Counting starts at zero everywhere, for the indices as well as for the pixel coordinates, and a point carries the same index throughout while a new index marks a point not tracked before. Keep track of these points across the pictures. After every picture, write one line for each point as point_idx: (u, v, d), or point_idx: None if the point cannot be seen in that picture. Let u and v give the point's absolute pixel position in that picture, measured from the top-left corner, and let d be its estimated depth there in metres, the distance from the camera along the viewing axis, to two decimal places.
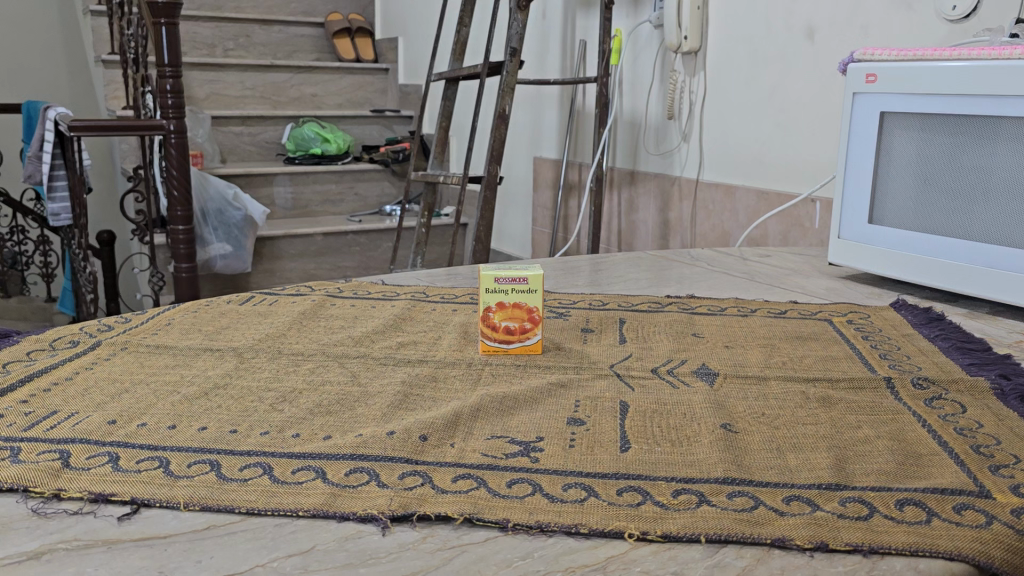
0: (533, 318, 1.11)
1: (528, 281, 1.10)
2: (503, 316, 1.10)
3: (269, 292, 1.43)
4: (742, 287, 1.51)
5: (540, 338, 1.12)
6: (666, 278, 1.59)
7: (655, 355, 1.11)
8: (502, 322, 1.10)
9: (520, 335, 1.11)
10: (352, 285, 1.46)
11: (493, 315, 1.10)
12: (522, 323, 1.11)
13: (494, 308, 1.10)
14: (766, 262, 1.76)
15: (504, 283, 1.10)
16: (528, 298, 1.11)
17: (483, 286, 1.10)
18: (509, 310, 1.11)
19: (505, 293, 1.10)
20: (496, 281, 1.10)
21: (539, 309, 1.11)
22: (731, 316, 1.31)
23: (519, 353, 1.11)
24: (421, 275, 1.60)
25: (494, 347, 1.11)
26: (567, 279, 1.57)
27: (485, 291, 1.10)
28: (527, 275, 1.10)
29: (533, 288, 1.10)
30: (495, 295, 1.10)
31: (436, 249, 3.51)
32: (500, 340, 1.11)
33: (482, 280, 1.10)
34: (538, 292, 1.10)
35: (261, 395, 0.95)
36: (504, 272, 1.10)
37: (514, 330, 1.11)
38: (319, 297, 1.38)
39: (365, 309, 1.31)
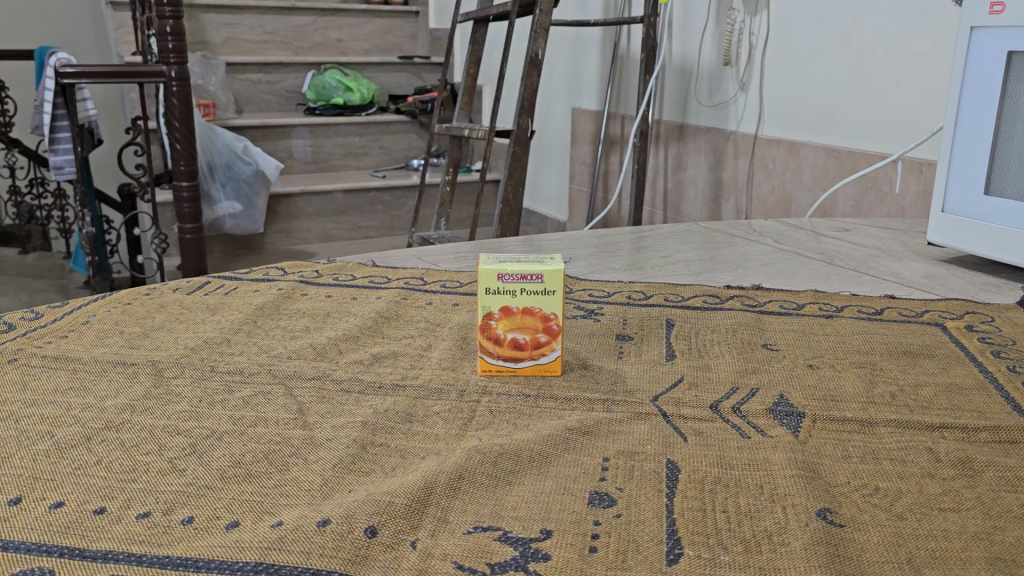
0: (547, 330, 0.82)
1: (543, 282, 0.80)
2: (510, 327, 0.82)
3: (231, 274, 1.16)
4: (821, 274, 1.20)
5: (560, 355, 0.83)
6: (724, 260, 1.28)
7: (714, 381, 0.82)
8: (508, 333, 0.82)
9: (532, 350, 0.82)
10: (334, 268, 1.18)
11: (496, 324, 0.82)
12: (534, 338, 0.82)
13: (498, 315, 0.82)
14: (848, 238, 1.44)
15: (510, 283, 0.81)
16: (543, 303, 0.81)
17: (483, 286, 0.81)
18: (517, 320, 0.82)
19: (512, 296, 0.81)
20: (500, 280, 0.80)
21: (558, 318, 0.81)
22: (812, 319, 1.01)
23: (531, 375, 0.83)
24: (423, 251, 1.32)
25: (496, 368, 0.83)
26: (601, 259, 1.28)
27: (486, 294, 0.81)
28: (542, 272, 0.80)
29: (549, 291, 0.81)
30: (500, 298, 0.81)
31: (463, 210, 3.22)
32: (504, 359, 0.82)
33: (482, 278, 0.81)
34: (556, 296, 0.81)
35: (163, 444, 0.69)
36: (512, 268, 0.80)
37: (523, 345, 0.82)
38: (289, 284, 1.10)
39: (340, 303, 1.04)
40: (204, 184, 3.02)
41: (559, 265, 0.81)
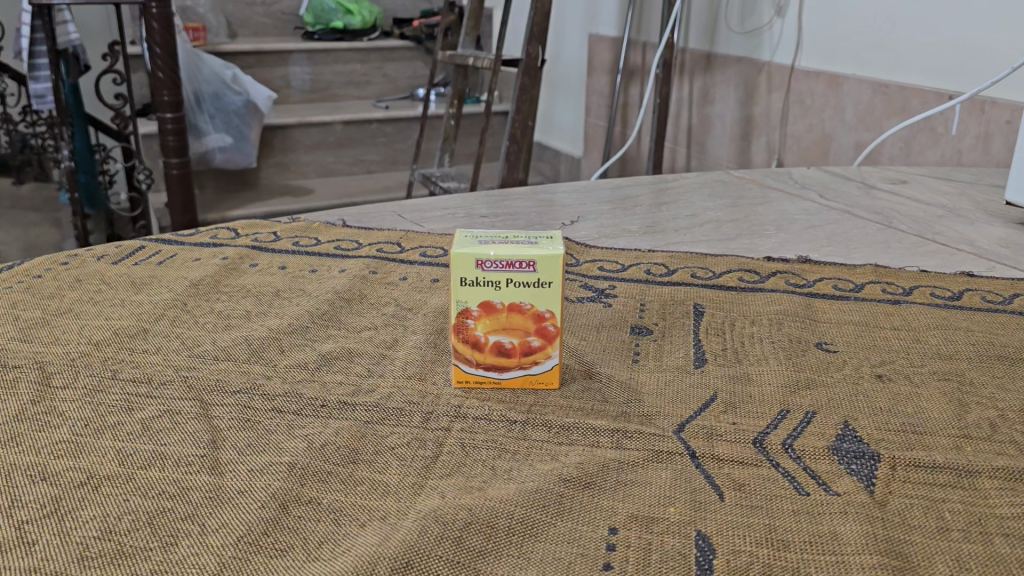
0: (540, 333, 0.63)
1: (536, 270, 0.61)
2: (492, 327, 0.63)
3: (172, 236, 0.97)
4: (878, 243, 1.00)
5: (559, 362, 0.64)
6: (760, 220, 1.08)
7: (756, 402, 0.64)
8: (490, 336, 0.63)
9: (522, 357, 0.64)
10: (297, 229, 0.99)
11: (474, 324, 0.63)
12: (524, 344, 0.63)
13: (477, 312, 0.63)
14: (906, 190, 1.23)
15: (493, 272, 0.61)
16: (535, 297, 0.62)
17: (458, 275, 0.62)
18: (502, 318, 0.63)
19: (495, 288, 0.62)
20: (480, 268, 0.61)
21: (554, 317, 0.62)
22: (873, 306, 0.81)
23: (521, 387, 0.65)
24: (407, 206, 1.12)
25: (475, 377, 0.65)
26: (615, 219, 1.08)
27: (460, 284, 0.62)
28: (535, 258, 0.61)
29: (546, 282, 0.62)
30: (480, 290, 0.62)
31: (470, 144, 2.99)
32: (487, 366, 0.64)
33: (457, 265, 0.61)
34: (554, 289, 0.62)
35: (18, 496, 0.51)
36: (495, 253, 0.61)
37: (509, 351, 0.64)
38: (236, 252, 0.91)
39: (294, 279, 0.85)
40: (191, 115, 2.78)
41: (560, 248, 0.62)
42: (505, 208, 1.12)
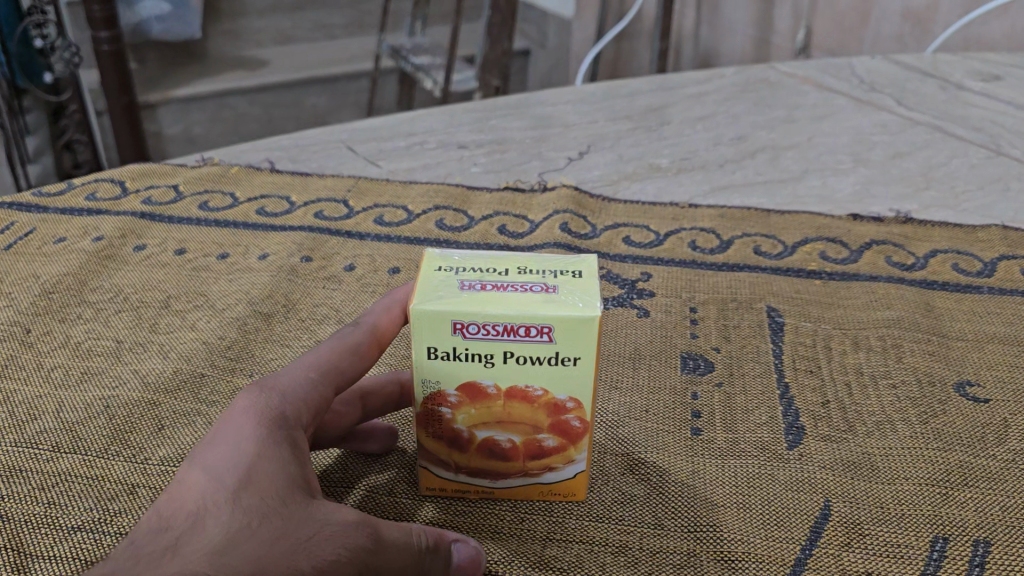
0: (558, 431, 0.39)
1: (553, 339, 0.36)
2: (480, 419, 0.39)
3: (33, 195, 0.71)
4: (992, 182, 0.75)
5: (586, 470, 0.41)
6: (827, 149, 0.82)
7: (895, 522, 0.40)
8: (478, 434, 0.39)
9: (529, 465, 0.40)
10: (206, 183, 0.73)
11: (451, 417, 0.39)
12: (533, 448, 0.39)
13: (456, 400, 0.38)
14: (1006, 90, 0.95)
15: (481, 342, 0.36)
16: (552, 378, 0.37)
17: (424, 345, 0.37)
18: (496, 407, 0.39)
19: (485, 363, 0.37)
20: (461, 337, 0.36)
21: (581, 410, 0.38)
22: (1018, 305, 0.57)
23: (525, 499, 0.42)
24: (361, 132, 0.85)
25: (455, 485, 0.42)
26: (634, 148, 0.82)
27: (428, 358, 0.37)
28: (549, 323, 0.35)
29: (569, 357, 0.37)
30: (456, 366, 0.37)
31: (446, 4, 2.60)
32: (474, 472, 0.41)
33: (420, 330, 0.36)
34: (583, 368, 0.37)
35: None
36: (480, 314, 0.35)
37: (508, 456, 0.40)
38: (115, 226, 0.66)
39: (195, 272, 0.60)
40: None
41: (599, 306, 0.35)
42: (490, 131, 0.85)
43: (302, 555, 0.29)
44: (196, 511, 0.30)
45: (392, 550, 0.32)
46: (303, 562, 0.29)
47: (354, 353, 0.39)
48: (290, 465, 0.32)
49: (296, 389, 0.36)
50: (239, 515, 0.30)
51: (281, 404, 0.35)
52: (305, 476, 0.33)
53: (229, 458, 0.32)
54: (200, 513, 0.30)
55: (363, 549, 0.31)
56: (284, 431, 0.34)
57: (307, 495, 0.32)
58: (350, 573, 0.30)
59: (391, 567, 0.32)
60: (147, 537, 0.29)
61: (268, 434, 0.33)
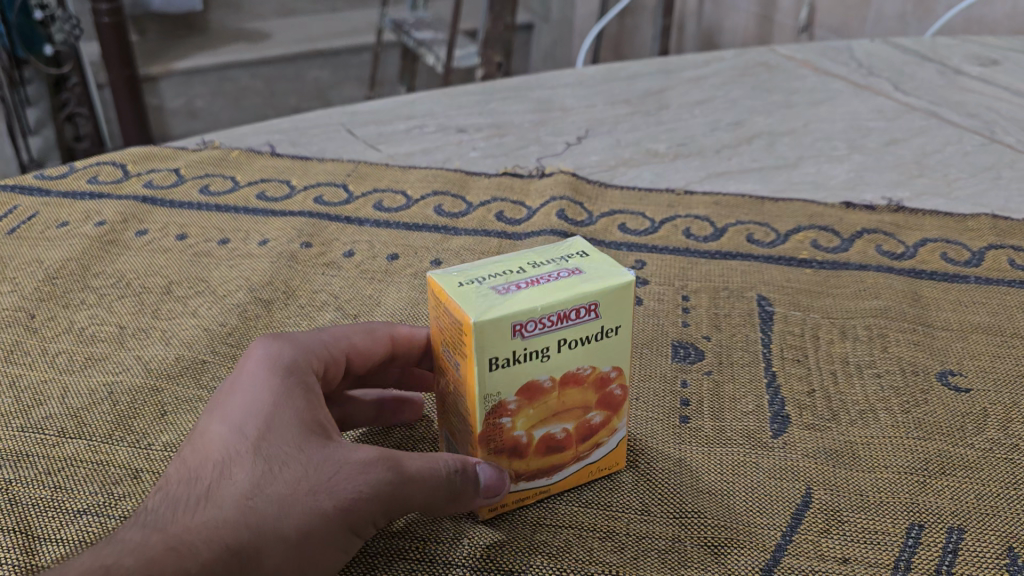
0: (603, 405, 0.41)
1: (600, 313, 0.37)
2: (538, 417, 0.39)
3: (36, 178, 0.72)
4: (985, 169, 0.76)
5: (625, 435, 0.43)
6: (822, 135, 0.82)
7: (873, 509, 0.42)
8: (536, 434, 0.39)
9: (580, 450, 0.41)
10: (207, 167, 0.74)
11: (511, 424, 0.38)
12: (585, 429, 0.41)
13: (516, 406, 0.38)
14: (1004, 75, 0.96)
15: (537, 336, 0.36)
16: (596, 353, 0.39)
17: (486, 359, 0.35)
18: (551, 400, 0.39)
19: (541, 358, 0.37)
20: (520, 339, 0.36)
21: (623, 375, 0.40)
22: (1004, 295, 0.58)
23: (574, 484, 0.43)
24: (361, 116, 0.86)
25: (511, 497, 0.41)
26: (631, 133, 0.82)
27: (490, 370, 0.36)
28: (598, 298, 0.37)
29: (611, 328, 0.38)
30: (516, 371, 0.37)
31: None
32: (531, 475, 0.41)
33: (484, 344, 0.35)
34: (622, 335, 0.39)
35: None
36: (540, 308, 0.35)
37: (564, 447, 0.41)
38: (117, 211, 0.67)
39: (197, 258, 0.61)
40: None
41: (624, 269, 0.38)
42: (490, 115, 0.86)
43: (324, 497, 0.33)
44: (222, 461, 0.34)
45: (414, 481, 0.35)
46: (320, 504, 0.33)
47: (367, 330, 0.42)
48: (304, 412, 0.35)
49: (312, 351, 0.39)
50: (259, 464, 0.33)
51: (292, 364, 0.37)
52: (324, 420, 0.36)
53: (248, 410, 0.35)
54: (226, 462, 0.34)
55: (380, 482, 0.34)
56: (299, 380, 0.37)
57: (325, 437, 0.35)
58: (370, 507, 0.34)
59: (413, 496, 0.35)
60: (182, 489, 0.33)
61: (282, 387, 0.36)
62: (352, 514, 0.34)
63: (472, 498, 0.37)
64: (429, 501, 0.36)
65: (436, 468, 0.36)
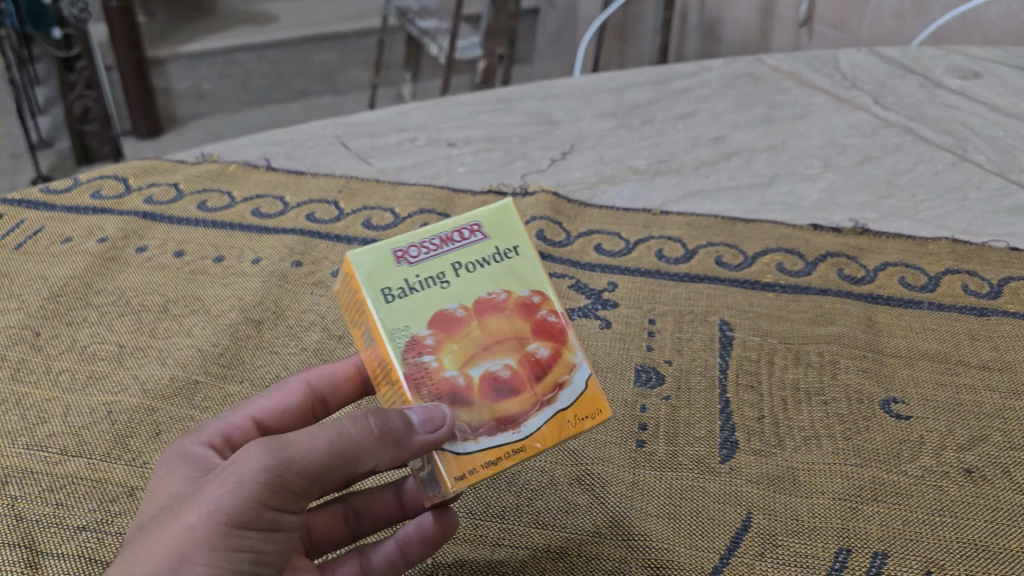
0: (540, 333, 0.39)
1: (487, 233, 0.40)
2: (466, 351, 0.38)
3: (41, 191, 0.76)
4: (952, 190, 0.78)
5: (591, 373, 0.40)
6: (799, 151, 0.85)
7: (806, 534, 0.46)
8: (467, 370, 0.38)
9: (541, 388, 0.39)
10: (204, 182, 0.78)
11: (439, 364, 0.38)
12: (532, 362, 0.39)
13: (434, 342, 0.38)
14: (983, 89, 0.98)
15: (426, 263, 0.38)
16: (504, 275, 0.39)
17: (376, 288, 0.37)
18: (473, 330, 0.38)
19: (442, 287, 0.38)
20: (406, 266, 0.38)
21: (549, 298, 0.40)
22: (954, 321, 0.61)
23: (554, 437, 0.38)
24: (354, 126, 0.89)
25: (482, 461, 0.37)
26: (613, 148, 0.85)
27: (387, 301, 0.37)
28: (475, 219, 0.40)
29: (508, 249, 0.40)
30: (418, 300, 0.38)
31: None
32: (491, 429, 0.38)
33: (367, 272, 0.38)
34: (525, 258, 0.40)
35: None
36: (413, 232, 0.39)
37: (515, 387, 0.38)
38: (118, 227, 0.71)
39: (193, 275, 0.65)
40: None
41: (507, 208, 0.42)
42: (479, 127, 0.89)
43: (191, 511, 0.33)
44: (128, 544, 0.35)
45: (282, 453, 0.34)
46: (189, 515, 0.33)
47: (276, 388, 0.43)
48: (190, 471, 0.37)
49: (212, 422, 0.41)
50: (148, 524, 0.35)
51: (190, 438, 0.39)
52: None
53: (156, 487, 0.37)
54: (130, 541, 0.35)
55: (243, 470, 0.33)
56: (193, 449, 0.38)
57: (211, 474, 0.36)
58: (242, 496, 0.33)
59: (291, 468, 0.34)
60: None
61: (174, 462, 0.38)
62: (227, 505, 0.33)
63: (405, 438, 0.35)
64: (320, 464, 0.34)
65: (312, 437, 0.35)
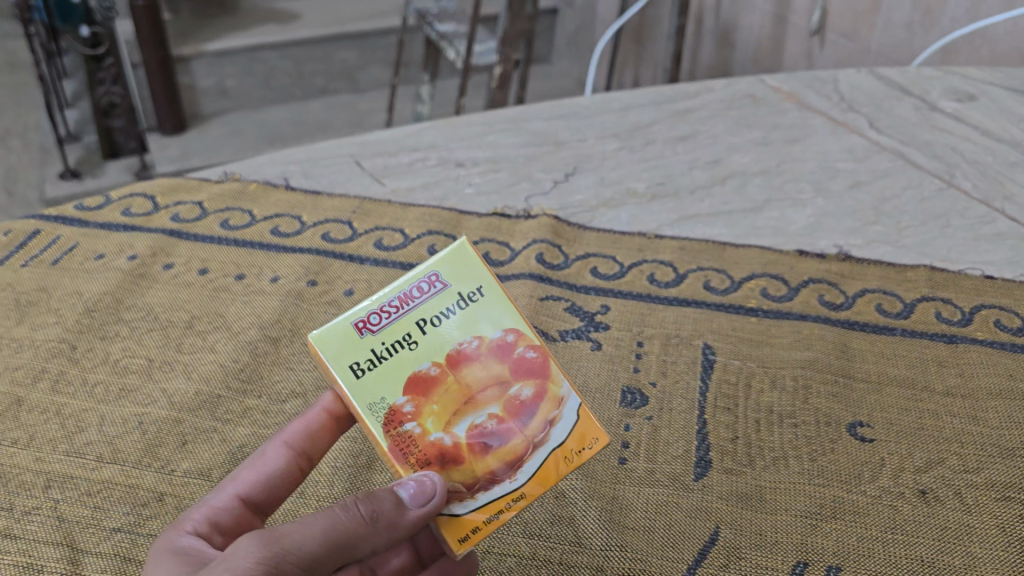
0: (520, 375, 0.44)
1: (447, 281, 0.44)
2: (445, 412, 0.43)
3: (76, 209, 0.82)
4: (936, 217, 0.82)
5: (578, 403, 0.45)
6: (792, 176, 0.89)
7: (768, 547, 0.50)
8: (450, 429, 0.43)
9: (530, 430, 0.44)
10: (227, 200, 0.83)
11: (422, 429, 0.42)
12: (515, 405, 0.44)
13: (413, 408, 0.42)
14: (977, 112, 1.01)
15: (388, 327, 0.43)
16: (467, 322, 0.44)
17: (346, 363, 0.42)
18: (449, 388, 0.43)
19: (411, 348, 0.43)
20: (371, 335, 0.43)
21: (524, 335, 0.45)
22: (924, 348, 0.65)
23: (550, 475, 0.43)
24: (369, 146, 0.94)
25: (482, 518, 0.42)
26: (614, 170, 0.90)
27: (357, 376, 0.42)
28: (431, 271, 0.44)
29: (469, 293, 0.45)
30: (388, 368, 0.43)
31: None
32: (488, 483, 0.43)
33: (334, 349, 0.42)
34: (485, 298, 0.45)
35: None
36: (371, 300, 0.43)
37: (503, 435, 0.43)
38: (147, 245, 0.76)
39: (216, 293, 0.70)
40: None
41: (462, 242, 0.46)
42: (487, 148, 0.94)
43: None
44: None
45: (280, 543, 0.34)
46: None
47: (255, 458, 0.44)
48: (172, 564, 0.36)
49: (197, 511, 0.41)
50: None
51: (175, 529, 0.39)
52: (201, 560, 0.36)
53: None
54: None
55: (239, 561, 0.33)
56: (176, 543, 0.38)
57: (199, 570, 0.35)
58: None
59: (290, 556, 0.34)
60: None
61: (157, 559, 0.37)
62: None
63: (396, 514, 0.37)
64: (318, 552, 0.35)
65: (308, 525, 0.35)
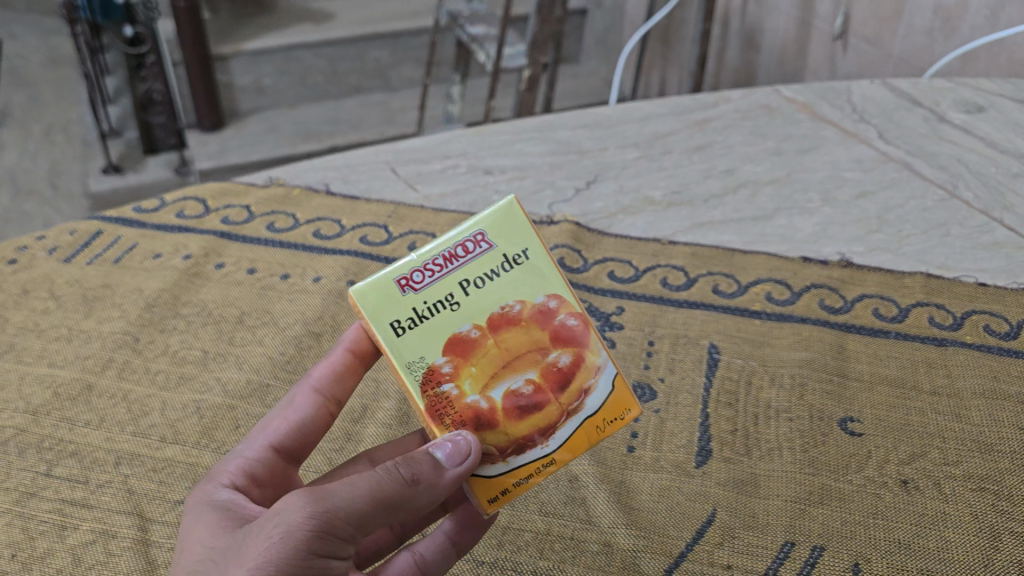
0: (560, 345, 0.50)
1: (491, 241, 0.50)
2: (486, 376, 0.48)
3: (134, 211, 0.89)
4: (936, 226, 0.87)
5: (613, 373, 0.51)
6: (802, 185, 0.94)
7: (759, 529, 0.56)
8: (490, 393, 0.48)
9: (564, 399, 0.50)
10: (271, 204, 0.90)
11: (460, 391, 0.48)
12: (552, 371, 0.50)
13: (452, 369, 0.48)
14: (985, 123, 1.05)
15: (431, 287, 0.48)
16: (507, 287, 0.49)
17: (389, 319, 0.48)
18: (489, 351, 0.49)
19: (452, 307, 0.49)
20: (414, 292, 0.48)
21: (566, 304, 0.50)
22: (915, 350, 0.70)
23: (579, 443, 0.50)
24: (403, 153, 1.00)
25: (512, 480, 0.49)
26: (632, 179, 0.95)
27: (399, 334, 0.48)
28: (476, 231, 0.49)
29: (513, 256, 0.50)
30: (428, 326, 0.48)
31: None
32: (521, 445, 0.49)
33: (380, 305, 0.48)
34: (528, 263, 0.50)
35: None
36: (416, 260, 0.49)
37: (538, 402, 0.49)
38: (200, 245, 0.83)
39: (263, 291, 0.77)
40: None
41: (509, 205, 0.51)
42: (513, 156, 1.00)
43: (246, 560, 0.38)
44: None
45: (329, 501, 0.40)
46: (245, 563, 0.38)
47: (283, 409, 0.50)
48: (226, 518, 0.42)
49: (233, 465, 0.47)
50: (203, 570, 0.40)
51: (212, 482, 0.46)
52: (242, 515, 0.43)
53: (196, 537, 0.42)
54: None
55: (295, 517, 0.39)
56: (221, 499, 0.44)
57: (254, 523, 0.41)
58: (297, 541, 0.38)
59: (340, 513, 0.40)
60: None
61: (210, 505, 0.44)
62: (286, 554, 0.38)
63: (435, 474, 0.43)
64: (363, 509, 0.40)
65: (353, 486, 0.41)
